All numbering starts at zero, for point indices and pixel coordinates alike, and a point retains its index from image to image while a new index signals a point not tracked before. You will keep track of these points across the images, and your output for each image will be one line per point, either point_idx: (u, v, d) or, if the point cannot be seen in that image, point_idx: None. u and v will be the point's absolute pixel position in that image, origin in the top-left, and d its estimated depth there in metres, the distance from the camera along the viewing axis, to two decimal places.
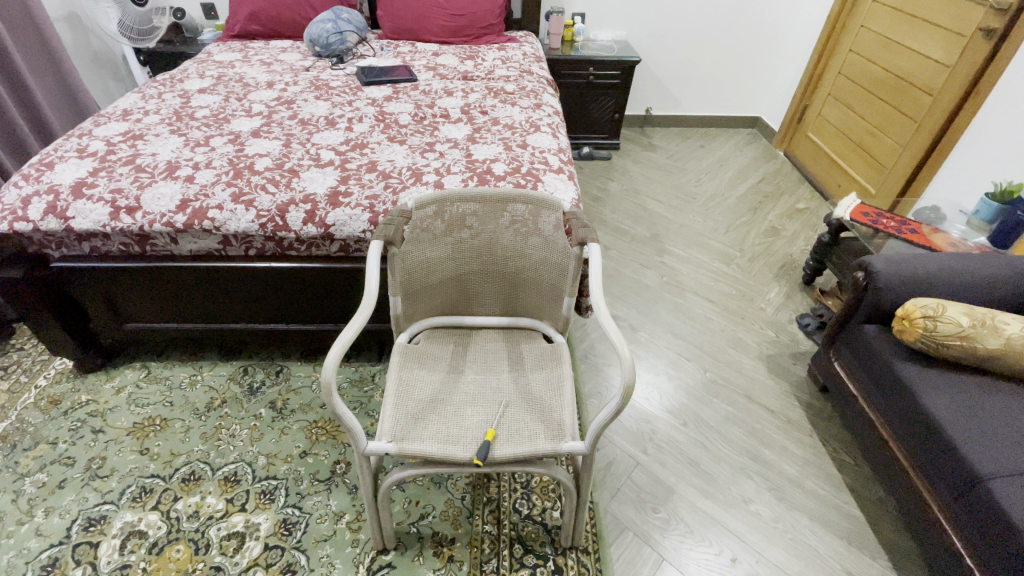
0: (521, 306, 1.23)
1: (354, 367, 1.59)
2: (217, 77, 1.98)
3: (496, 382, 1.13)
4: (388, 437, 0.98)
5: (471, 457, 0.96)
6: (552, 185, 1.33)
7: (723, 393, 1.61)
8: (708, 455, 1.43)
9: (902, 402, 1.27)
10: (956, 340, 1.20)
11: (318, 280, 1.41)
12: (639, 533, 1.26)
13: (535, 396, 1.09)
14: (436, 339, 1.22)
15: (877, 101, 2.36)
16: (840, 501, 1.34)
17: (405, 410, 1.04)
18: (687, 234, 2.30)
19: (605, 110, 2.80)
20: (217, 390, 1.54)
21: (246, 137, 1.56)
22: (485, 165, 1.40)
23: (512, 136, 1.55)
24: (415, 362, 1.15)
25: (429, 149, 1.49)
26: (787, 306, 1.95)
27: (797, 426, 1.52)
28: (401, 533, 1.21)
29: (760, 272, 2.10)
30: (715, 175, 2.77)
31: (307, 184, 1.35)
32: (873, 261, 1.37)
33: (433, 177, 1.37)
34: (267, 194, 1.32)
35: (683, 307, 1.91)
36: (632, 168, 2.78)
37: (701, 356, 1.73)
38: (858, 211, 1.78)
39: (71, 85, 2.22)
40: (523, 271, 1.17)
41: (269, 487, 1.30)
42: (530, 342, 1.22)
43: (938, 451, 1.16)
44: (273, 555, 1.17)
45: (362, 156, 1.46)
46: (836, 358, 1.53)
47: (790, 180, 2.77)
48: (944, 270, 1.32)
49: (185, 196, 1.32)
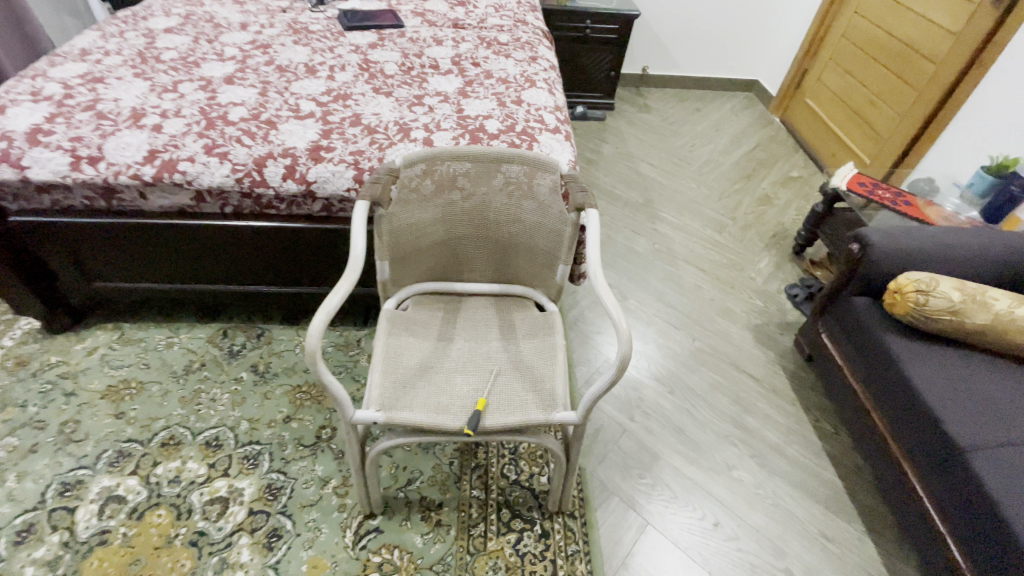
0: (513, 273, 1.19)
1: (338, 332, 1.55)
2: (185, 16, 1.82)
3: (486, 350, 1.10)
4: (376, 405, 0.95)
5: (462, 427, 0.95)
6: (548, 145, 1.27)
7: (710, 362, 1.61)
8: (694, 423, 1.44)
9: (887, 375, 1.28)
10: (946, 315, 1.21)
11: (300, 240, 1.35)
12: (625, 499, 1.27)
13: (526, 365, 1.07)
14: (424, 305, 1.18)
15: (878, 67, 2.30)
16: (820, 467, 1.37)
17: (392, 379, 1.00)
18: (679, 200, 2.25)
19: (601, 67, 2.68)
20: (196, 353, 1.49)
21: (218, 83, 1.44)
22: (477, 122, 1.32)
23: (506, 91, 1.46)
24: (404, 329, 1.11)
25: (417, 103, 1.40)
26: (777, 276, 1.94)
27: (782, 395, 1.54)
28: (388, 498, 1.20)
29: (751, 241, 2.08)
30: (710, 140, 2.70)
31: (286, 137, 1.26)
32: (869, 233, 1.36)
33: (421, 132, 1.29)
34: (242, 146, 1.23)
35: (674, 276, 1.89)
36: (626, 130, 2.70)
37: (690, 324, 1.73)
38: (854, 181, 1.76)
39: (21, 19, 2.03)
40: (516, 237, 1.12)
41: (252, 452, 1.27)
42: (522, 310, 1.19)
43: (920, 423, 1.18)
44: (258, 520, 1.16)
45: (344, 108, 1.37)
46: (824, 329, 1.53)
47: (784, 147, 2.72)
48: (938, 244, 1.32)
49: (153, 146, 1.23)
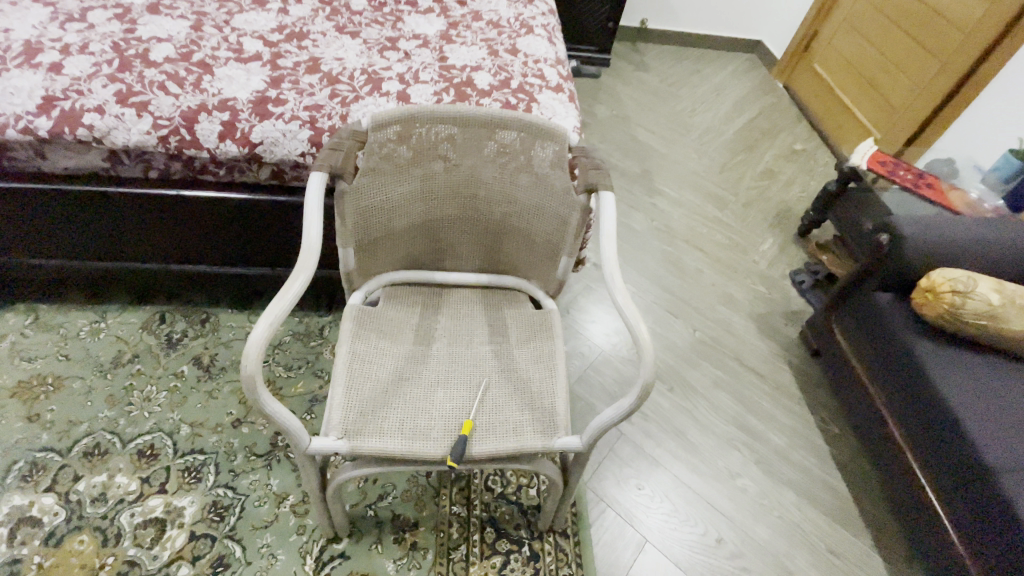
0: (505, 261, 1.00)
1: (298, 319, 1.34)
2: None
3: (473, 356, 0.92)
4: (338, 432, 0.78)
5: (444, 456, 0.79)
6: (549, 106, 1.06)
7: (712, 355, 1.48)
8: (694, 426, 1.32)
9: (909, 381, 1.17)
10: (983, 320, 1.09)
11: (248, 214, 1.12)
12: (621, 512, 1.16)
13: (520, 376, 0.90)
14: (398, 298, 0.98)
15: (897, 32, 2.12)
16: (826, 474, 1.28)
17: (359, 395, 0.82)
18: (679, 172, 2.07)
19: (597, 18, 2.39)
20: (127, 342, 1.27)
21: (139, 12, 1.16)
22: (463, 74, 1.09)
23: (497, 37, 1.23)
24: (373, 329, 0.91)
25: (389, 47, 1.16)
26: (780, 260, 1.80)
27: (786, 393, 1.43)
28: (356, 518, 1.05)
29: (754, 220, 1.93)
30: (711, 105, 2.50)
31: (224, 85, 1.01)
32: (900, 222, 1.22)
33: (394, 84, 1.05)
34: (166, 95, 0.99)
35: (673, 257, 1.74)
36: (622, 90, 2.46)
37: (690, 313, 1.58)
38: (874, 160, 1.61)
39: None
40: (510, 220, 0.93)
41: (194, 463, 1.09)
42: (514, 306, 1.01)
43: (944, 437, 1.08)
44: (202, 546, 1.00)
45: (299, 50, 1.11)
46: (836, 323, 1.41)
47: (787, 116, 2.54)
48: (973, 239, 1.19)
49: (50, 91, 0.96)
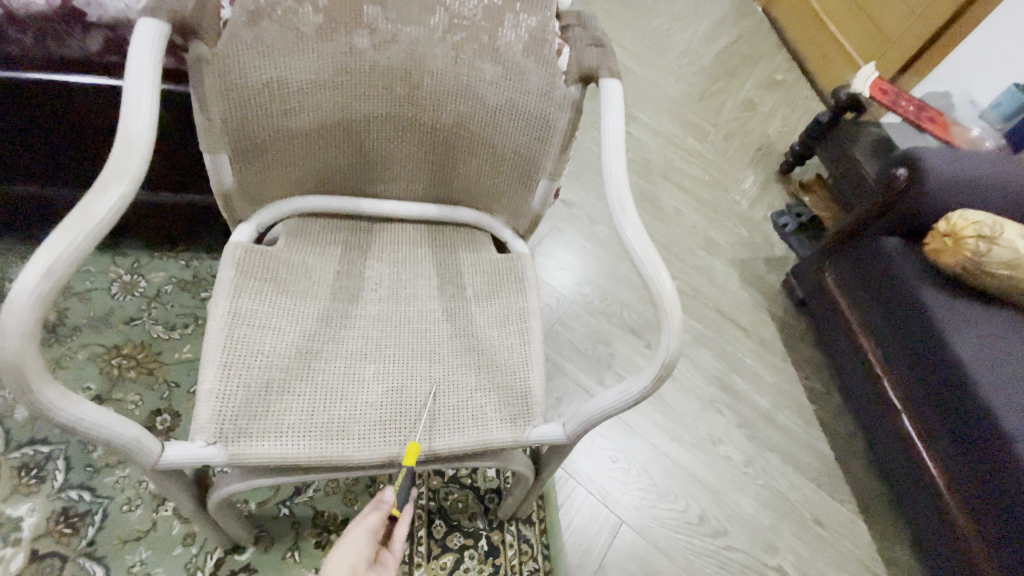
0: (460, 187, 0.73)
1: (184, 263, 1.03)
2: None
3: (417, 317, 0.68)
4: (209, 435, 0.52)
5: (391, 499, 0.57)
6: None
7: (692, 307, 1.32)
8: (674, 388, 1.17)
9: (916, 337, 1.03)
10: (1005, 269, 0.95)
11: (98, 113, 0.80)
12: (595, 491, 1.00)
13: (480, 344, 0.67)
14: (308, 236, 0.70)
15: None
16: (812, 437, 1.17)
17: (244, 379, 0.56)
18: (656, 98, 1.81)
19: None
20: None
21: None
22: None
23: None
24: (266, 280, 0.63)
25: None
26: (762, 201, 1.63)
27: (770, 348, 1.30)
28: (265, 520, 0.82)
29: (735, 155, 1.73)
30: (689, 23, 2.21)
31: None
32: (920, 154, 1.05)
33: None
34: None
35: (650, 196, 1.52)
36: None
37: (669, 258, 1.40)
38: (878, 86, 1.41)
39: None
40: (468, 127, 0.66)
41: (35, 457, 0.80)
42: (473, 248, 0.76)
43: (950, 397, 0.95)
44: (48, 569, 0.73)
45: None
46: (830, 273, 1.27)
47: (767, 44, 2.30)
48: (993, 177, 1.05)
49: None
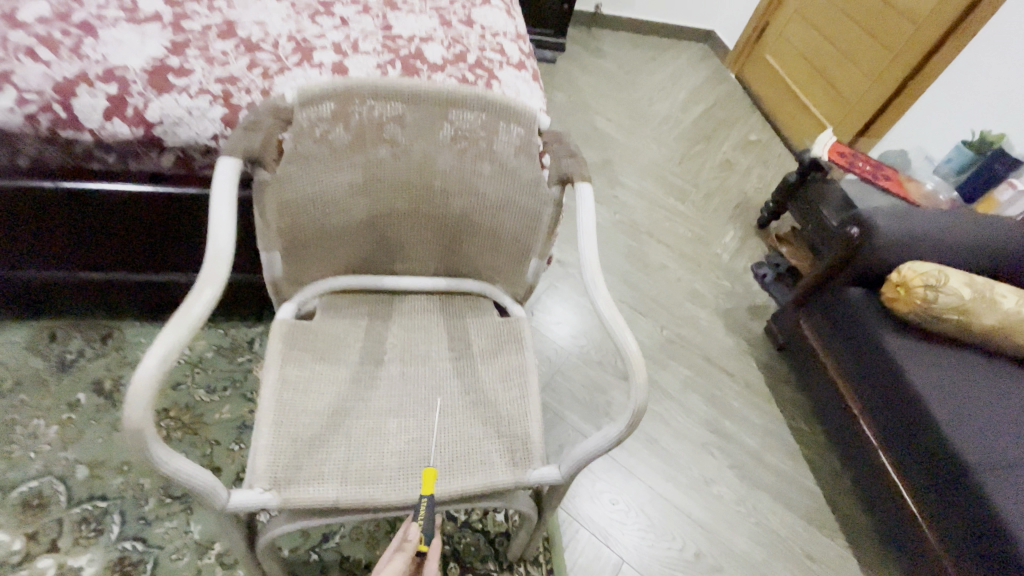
0: (466, 263, 0.87)
1: (222, 331, 1.16)
2: None
3: (432, 376, 0.80)
4: (265, 482, 0.63)
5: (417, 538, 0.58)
6: (512, 86, 0.90)
7: (682, 355, 1.43)
8: (667, 432, 1.26)
9: (883, 378, 1.13)
10: (954, 315, 1.07)
11: (163, 210, 0.93)
12: (596, 532, 1.07)
13: (486, 398, 0.78)
14: (338, 309, 0.83)
15: (847, 23, 2.10)
16: (800, 474, 1.24)
17: (290, 434, 0.68)
18: (640, 163, 2.00)
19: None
20: (6, 367, 1.04)
21: None
22: (411, 45, 0.91)
23: (450, 6, 1.05)
24: (307, 349, 0.76)
25: (322, 12, 0.95)
26: (742, 253, 1.77)
27: (755, 391, 1.40)
28: (296, 565, 0.90)
29: (716, 212, 1.89)
30: (668, 93, 2.43)
31: (113, 51, 0.81)
32: (869, 214, 1.19)
33: (330, 54, 0.85)
34: (35, 63, 0.78)
35: (638, 253, 1.67)
36: (579, 76, 2.34)
37: (658, 311, 1.52)
38: (836, 150, 1.58)
39: None
40: (472, 217, 0.80)
41: (94, 511, 0.90)
42: (478, 314, 0.89)
43: (917, 432, 1.05)
44: None
45: (210, 12, 0.91)
46: (804, 319, 1.38)
47: (741, 108, 2.52)
48: (938, 232, 1.19)
49: None
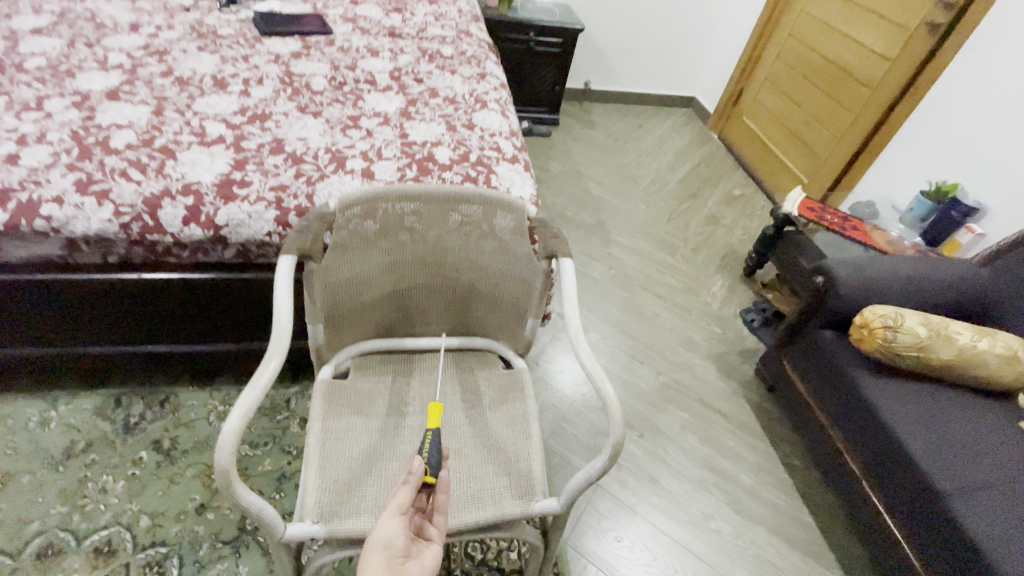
0: (474, 324, 1.03)
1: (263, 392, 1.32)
2: (58, 13, 1.50)
3: (448, 423, 0.94)
4: (313, 515, 0.77)
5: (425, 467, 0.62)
6: (507, 178, 1.10)
7: (677, 399, 1.54)
8: (666, 471, 1.36)
9: (859, 413, 1.24)
10: (913, 351, 1.19)
11: (224, 294, 1.11)
12: (603, 567, 1.16)
13: (495, 441, 0.92)
14: (368, 368, 0.99)
15: (812, 89, 2.33)
16: (794, 508, 1.32)
17: (332, 475, 0.82)
18: (632, 222, 2.19)
19: (546, 81, 2.53)
20: (79, 430, 1.20)
21: (98, 99, 1.16)
22: (424, 150, 1.13)
23: (455, 112, 1.28)
24: (345, 404, 0.91)
25: (352, 126, 1.17)
26: (731, 301, 1.92)
27: (749, 430, 1.50)
28: None
29: (704, 264, 2.05)
30: (655, 156, 2.66)
31: (188, 170, 1.01)
32: (833, 265, 1.34)
33: (359, 163, 1.07)
34: (128, 182, 0.98)
35: (633, 305, 1.82)
36: (573, 146, 2.59)
37: (653, 358, 1.65)
38: (805, 205, 1.76)
39: None
40: (479, 285, 0.97)
41: (156, 556, 1.03)
42: (486, 367, 1.04)
43: (893, 461, 1.14)
44: None
45: (263, 131, 1.12)
46: (787, 360, 1.50)
47: (725, 165, 2.73)
48: (897, 277, 1.32)
49: (6, 182, 0.94)
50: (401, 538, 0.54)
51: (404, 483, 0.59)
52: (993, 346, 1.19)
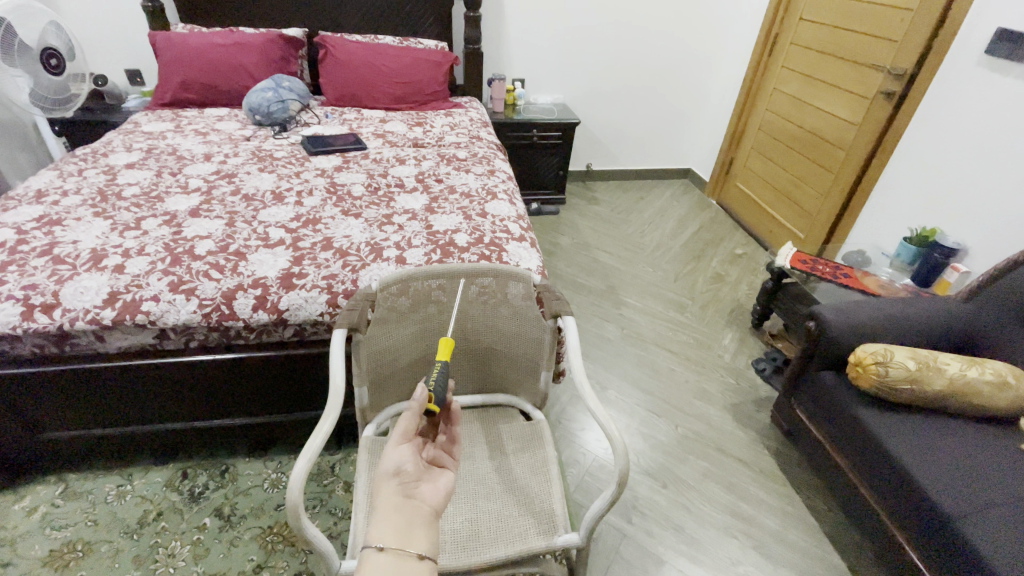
0: (496, 381, 1.19)
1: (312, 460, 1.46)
2: (147, 150, 1.85)
3: (477, 470, 1.06)
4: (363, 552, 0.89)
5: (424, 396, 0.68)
6: (517, 254, 1.30)
7: (696, 448, 1.61)
8: (691, 518, 1.41)
9: (866, 447, 1.30)
10: (907, 384, 1.27)
11: (279, 372, 1.31)
12: None
13: (519, 484, 1.03)
14: None
15: (795, 154, 2.55)
16: (822, 550, 1.34)
17: None
18: (640, 285, 2.35)
19: (551, 167, 2.84)
20: (151, 501, 1.35)
21: (183, 217, 1.43)
22: (447, 237, 1.34)
23: (470, 204, 1.51)
24: None
25: (387, 222, 1.41)
26: (742, 352, 2.01)
27: (769, 475, 1.54)
28: None
29: (712, 319, 2.17)
30: (658, 224, 2.88)
31: (257, 267, 1.24)
32: (822, 311, 1.47)
33: (393, 251, 1.29)
34: (210, 280, 1.20)
35: (647, 361, 1.93)
36: (580, 221, 2.83)
37: (670, 410, 1.74)
38: (796, 259, 1.90)
39: None
40: (498, 345, 1.14)
41: None
42: (508, 420, 1.17)
43: (904, 491, 1.19)
44: None
45: (315, 233, 1.36)
46: (796, 404, 1.57)
47: (725, 227, 2.92)
48: (884, 317, 1.43)
49: (114, 287, 1.16)
50: (409, 464, 0.59)
51: (406, 412, 0.64)
52: (982, 374, 1.28)
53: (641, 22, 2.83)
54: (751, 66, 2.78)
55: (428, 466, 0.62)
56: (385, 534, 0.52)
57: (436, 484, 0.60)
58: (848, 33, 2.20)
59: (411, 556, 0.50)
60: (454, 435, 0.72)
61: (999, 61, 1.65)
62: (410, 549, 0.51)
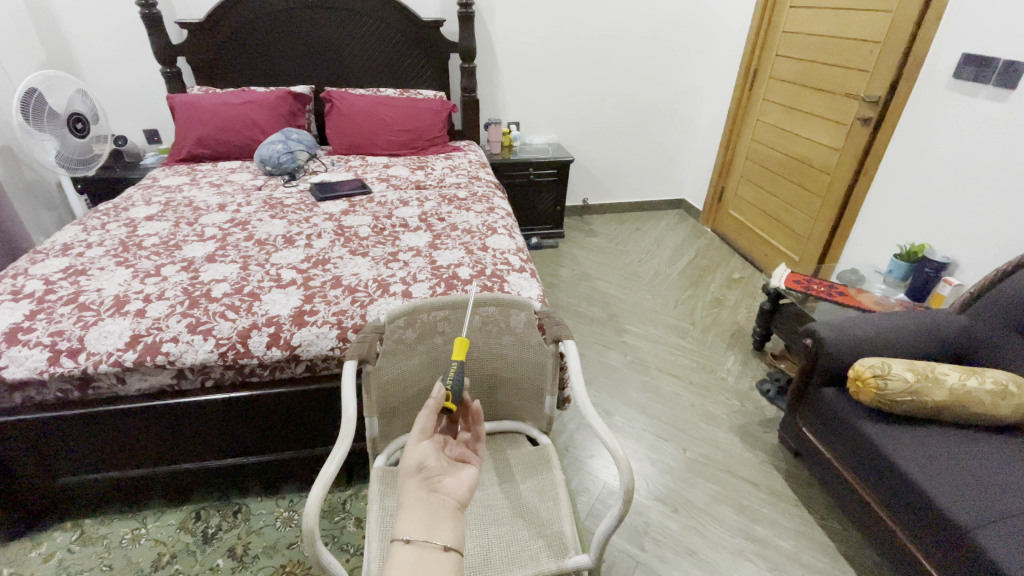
0: (502, 407, 1.22)
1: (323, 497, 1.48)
2: (165, 203, 1.95)
3: (486, 497, 1.08)
4: None
5: (441, 396, 0.72)
6: (517, 284, 1.36)
7: (705, 471, 1.61)
8: (705, 543, 1.40)
9: (874, 462, 1.30)
10: (906, 396, 1.29)
11: (291, 407, 1.34)
12: None
13: (528, 509, 1.05)
14: None
15: (783, 180, 2.64)
16: (839, 571, 1.33)
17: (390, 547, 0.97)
18: (641, 312, 2.39)
19: (549, 203, 2.95)
20: (165, 543, 1.36)
21: (200, 263, 1.50)
22: (450, 271, 1.41)
23: (472, 240, 1.58)
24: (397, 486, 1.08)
25: (393, 260, 1.48)
26: (746, 374, 2.03)
27: (780, 496, 1.54)
28: None
29: (714, 343, 2.20)
30: (656, 253, 2.94)
31: (270, 306, 1.30)
32: (819, 328, 1.50)
33: (400, 286, 1.35)
34: (226, 320, 1.26)
35: (652, 386, 1.95)
36: (579, 253, 2.90)
37: (677, 434, 1.74)
38: (791, 280, 1.94)
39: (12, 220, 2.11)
40: (502, 372, 1.17)
41: None
42: (515, 447, 1.19)
43: (917, 503, 1.19)
44: None
45: (325, 272, 1.43)
46: (801, 422, 1.58)
47: (722, 253, 2.98)
48: (879, 331, 1.46)
49: (136, 330, 1.22)
50: (431, 460, 0.63)
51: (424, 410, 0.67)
52: (981, 383, 1.30)
53: (628, 64, 3.00)
54: (735, 100, 2.92)
55: (451, 463, 0.66)
56: (411, 528, 0.55)
57: (458, 477, 0.64)
58: (822, 65, 2.33)
59: (436, 549, 0.54)
60: (477, 431, 0.76)
61: (966, 84, 1.74)
62: (435, 542, 0.55)
